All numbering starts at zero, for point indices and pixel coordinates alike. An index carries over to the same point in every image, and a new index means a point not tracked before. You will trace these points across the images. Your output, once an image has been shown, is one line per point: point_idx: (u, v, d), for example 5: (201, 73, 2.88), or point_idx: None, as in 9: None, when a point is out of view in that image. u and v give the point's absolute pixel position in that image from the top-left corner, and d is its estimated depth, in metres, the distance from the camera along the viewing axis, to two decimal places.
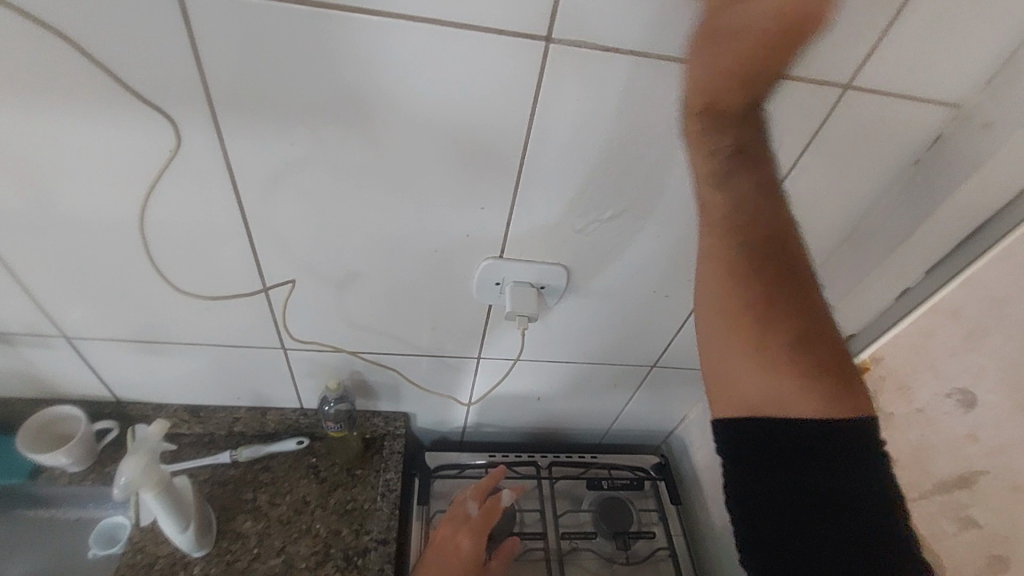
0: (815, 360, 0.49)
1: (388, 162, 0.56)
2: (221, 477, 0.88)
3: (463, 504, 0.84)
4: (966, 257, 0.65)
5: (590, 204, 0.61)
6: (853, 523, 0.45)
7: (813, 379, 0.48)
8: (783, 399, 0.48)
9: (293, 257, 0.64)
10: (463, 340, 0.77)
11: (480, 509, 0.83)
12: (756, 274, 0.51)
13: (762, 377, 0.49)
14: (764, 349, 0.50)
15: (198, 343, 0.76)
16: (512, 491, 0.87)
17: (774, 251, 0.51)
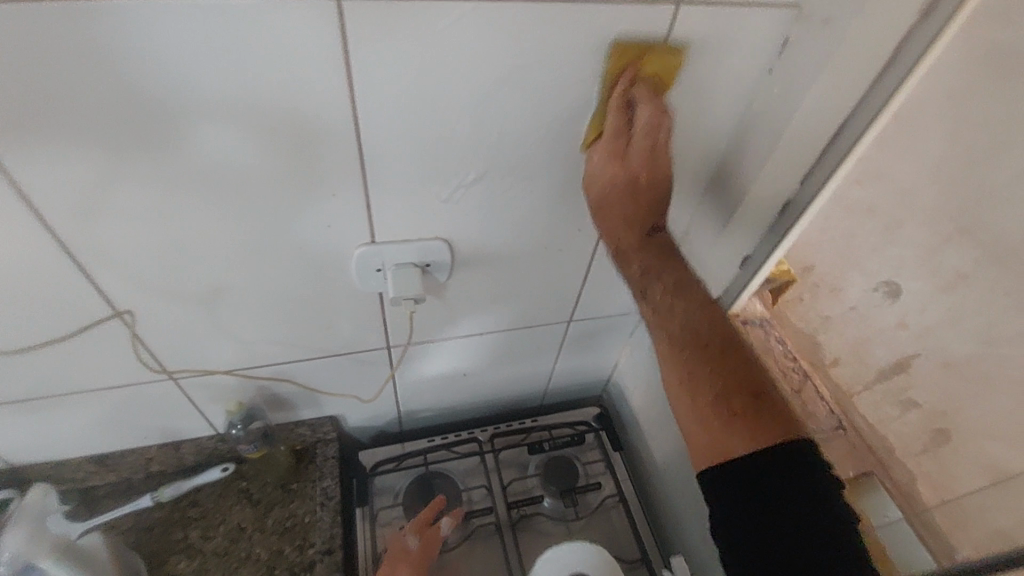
0: (743, 399, 0.59)
1: (211, 163, 0.50)
2: (146, 522, 0.83)
3: (402, 537, 0.79)
4: (839, 152, 0.63)
5: (450, 170, 0.57)
6: (807, 536, 0.52)
7: (747, 421, 0.57)
8: (724, 441, 0.57)
9: (143, 282, 0.59)
10: (367, 333, 0.74)
11: (421, 542, 0.78)
12: (681, 342, 0.62)
13: (698, 422, 0.60)
14: (699, 403, 0.60)
15: (75, 392, 0.70)
16: (450, 518, 0.81)
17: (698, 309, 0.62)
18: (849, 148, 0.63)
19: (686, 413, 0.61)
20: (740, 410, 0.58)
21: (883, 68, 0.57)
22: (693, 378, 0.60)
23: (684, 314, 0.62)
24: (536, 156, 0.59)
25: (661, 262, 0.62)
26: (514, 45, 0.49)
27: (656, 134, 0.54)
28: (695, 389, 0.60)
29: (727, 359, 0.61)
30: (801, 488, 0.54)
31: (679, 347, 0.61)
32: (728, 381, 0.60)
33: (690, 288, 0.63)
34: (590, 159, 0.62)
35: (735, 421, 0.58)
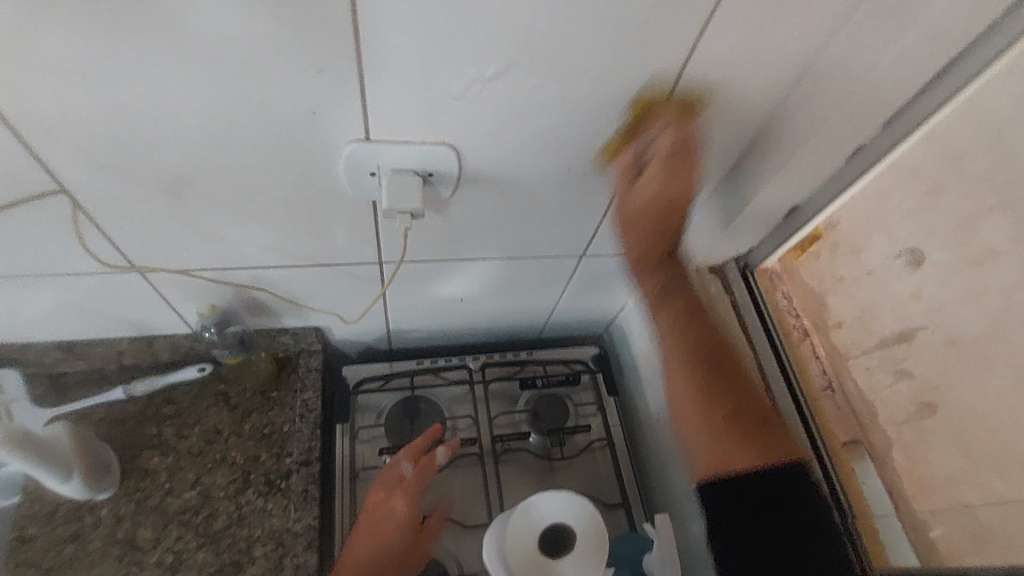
0: (749, 419, 0.64)
1: (166, 17, 0.40)
2: (118, 415, 0.80)
3: (396, 464, 0.75)
4: (942, 94, 0.50)
5: (465, 62, 0.47)
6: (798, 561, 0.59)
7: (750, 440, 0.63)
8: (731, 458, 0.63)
9: (91, 157, 0.50)
10: (355, 244, 0.66)
11: (416, 469, 0.74)
12: (691, 359, 0.66)
13: (704, 433, 0.64)
14: (708, 422, 0.64)
15: (28, 275, 0.63)
16: (448, 446, 0.77)
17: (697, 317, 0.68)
18: (956, 92, 0.50)
19: (703, 441, 0.64)
20: (735, 422, 0.63)
21: (1004, 14, 0.45)
22: (708, 391, 0.65)
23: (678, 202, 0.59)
24: (572, 54, 0.48)
25: (664, 295, 0.68)
26: None
27: (670, 192, 0.57)
28: (711, 405, 0.64)
29: (717, 340, 0.68)
30: (798, 523, 0.61)
31: (705, 378, 0.65)
32: (737, 400, 0.64)
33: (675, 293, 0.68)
34: (637, 66, 0.50)
35: (740, 437, 0.63)
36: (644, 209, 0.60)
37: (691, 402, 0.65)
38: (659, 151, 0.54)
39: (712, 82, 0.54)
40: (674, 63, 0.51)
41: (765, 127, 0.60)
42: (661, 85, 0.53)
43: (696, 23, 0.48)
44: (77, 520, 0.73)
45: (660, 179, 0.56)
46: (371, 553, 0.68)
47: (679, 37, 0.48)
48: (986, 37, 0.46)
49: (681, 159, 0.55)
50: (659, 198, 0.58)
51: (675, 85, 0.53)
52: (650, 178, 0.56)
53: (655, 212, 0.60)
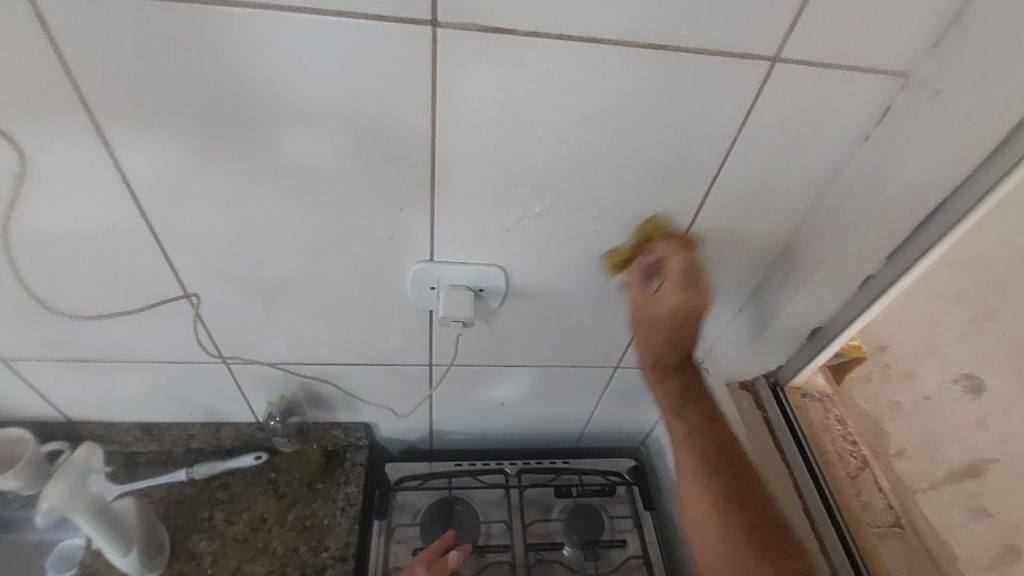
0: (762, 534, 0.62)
1: (295, 166, 0.53)
2: (177, 496, 0.86)
3: (411, 567, 0.76)
4: (941, 228, 0.56)
5: (516, 199, 0.57)
6: None
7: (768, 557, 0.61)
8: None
9: (211, 267, 0.62)
10: (412, 347, 0.74)
11: (430, 572, 0.75)
12: (704, 479, 0.65)
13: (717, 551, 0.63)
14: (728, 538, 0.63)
15: (136, 361, 0.74)
16: (461, 551, 0.77)
17: (704, 431, 0.67)
18: (955, 223, 0.55)
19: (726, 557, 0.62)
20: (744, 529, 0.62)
21: (990, 154, 0.51)
22: (716, 508, 0.64)
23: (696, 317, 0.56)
24: (605, 195, 0.58)
25: (674, 415, 0.67)
26: (598, 81, 0.49)
27: (691, 303, 0.55)
28: (719, 522, 0.63)
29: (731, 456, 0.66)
30: None
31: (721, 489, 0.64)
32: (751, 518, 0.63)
33: (686, 410, 0.67)
34: (662, 204, 0.60)
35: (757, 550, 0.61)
36: (673, 319, 0.57)
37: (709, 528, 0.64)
38: (668, 266, 0.58)
39: (731, 216, 0.62)
40: (692, 202, 0.60)
41: (782, 254, 0.67)
42: (682, 220, 0.62)
43: (710, 168, 0.57)
44: None
45: (682, 291, 0.56)
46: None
47: (696, 182, 0.58)
48: (980, 172, 0.52)
49: (682, 280, 0.56)
50: (681, 310, 0.56)
51: (696, 217, 0.62)
52: (671, 295, 0.56)
53: (678, 326, 0.58)
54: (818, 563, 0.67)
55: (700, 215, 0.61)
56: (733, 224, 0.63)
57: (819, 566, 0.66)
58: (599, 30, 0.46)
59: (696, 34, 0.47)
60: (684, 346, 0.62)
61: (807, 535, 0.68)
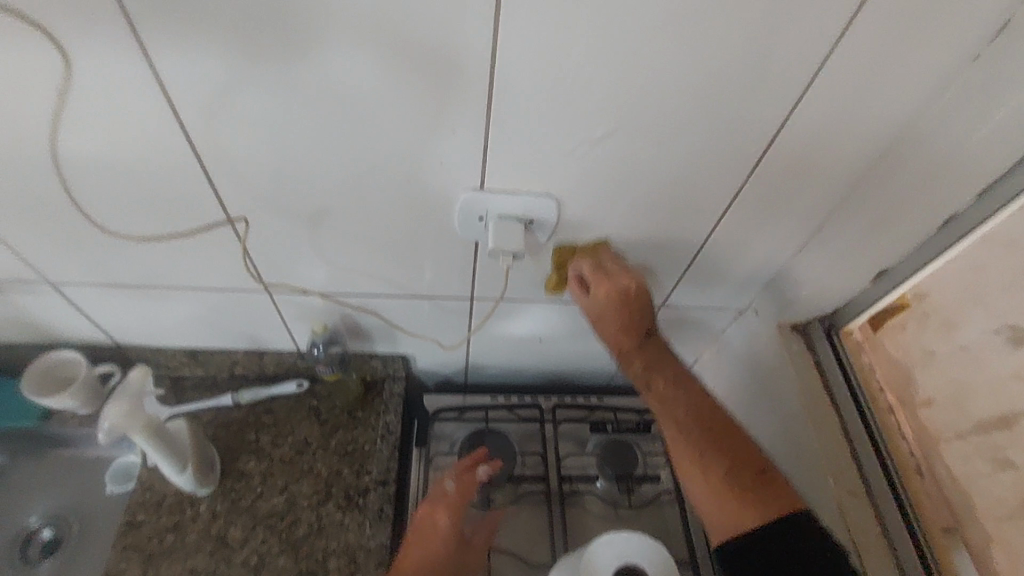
0: (750, 472, 0.61)
1: (344, 82, 0.49)
2: (224, 419, 0.88)
3: (441, 481, 0.78)
4: None
5: (577, 123, 0.53)
6: None
7: (760, 494, 0.59)
8: (741, 514, 0.58)
9: (257, 194, 0.60)
10: (454, 280, 0.73)
11: (458, 485, 0.76)
12: (688, 421, 0.63)
13: (715, 491, 0.60)
14: (711, 473, 0.61)
15: (180, 288, 0.74)
16: (491, 466, 0.79)
17: (681, 371, 0.67)
18: None
19: (712, 484, 0.60)
20: (729, 463, 0.61)
21: None
22: (705, 456, 0.61)
23: (630, 300, 0.63)
24: (672, 121, 0.54)
25: (648, 364, 0.67)
26: None
27: (624, 285, 0.62)
28: (707, 466, 0.61)
29: (712, 399, 0.66)
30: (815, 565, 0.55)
31: (699, 425, 0.63)
32: (733, 455, 0.62)
33: (662, 361, 0.67)
34: (731, 131, 0.55)
35: (751, 489, 0.59)
36: (609, 306, 0.63)
37: (690, 460, 0.62)
38: (589, 273, 0.65)
39: (807, 145, 0.57)
40: (767, 131, 0.56)
41: (858, 192, 0.62)
42: (753, 152, 0.58)
43: (796, 88, 0.52)
44: (179, 511, 0.81)
45: (604, 287, 0.63)
46: (424, 565, 0.71)
47: (774, 108, 0.53)
48: None
49: (610, 274, 0.64)
50: (615, 294, 0.62)
51: (769, 147, 0.57)
52: (601, 292, 0.63)
53: (618, 313, 0.63)
54: (862, 505, 0.67)
55: (774, 144, 0.57)
56: (805, 156, 0.59)
57: (865, 511, 0.67)
58: None
59: None
60: (638, 324, 0.65)
61: (853, 480, 0.68)
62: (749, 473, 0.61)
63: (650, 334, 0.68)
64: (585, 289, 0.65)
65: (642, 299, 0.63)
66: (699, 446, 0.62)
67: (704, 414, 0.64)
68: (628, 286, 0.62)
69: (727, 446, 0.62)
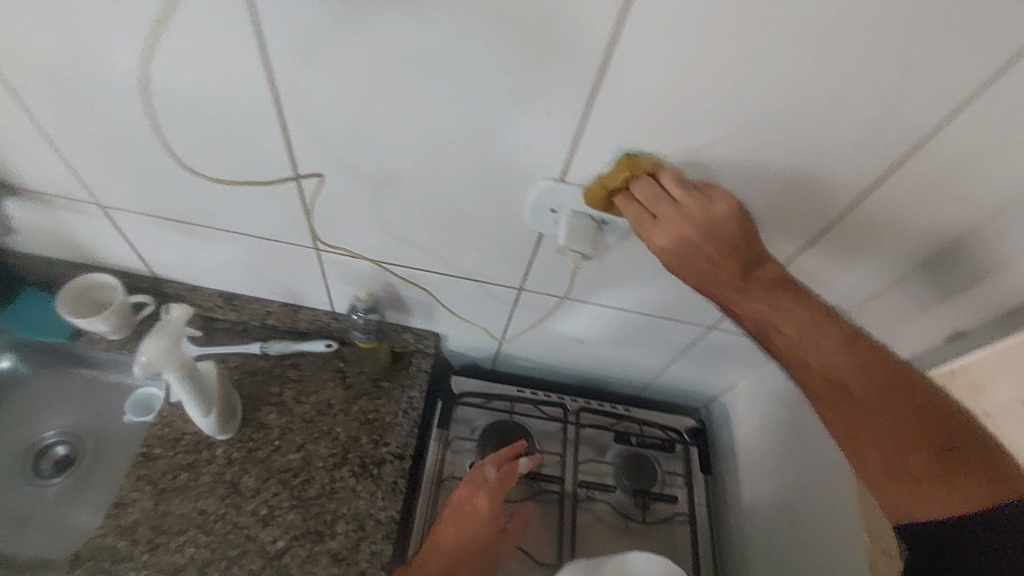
0: (926, 455, 0.45)
1: (448, 51, 0.47)
2: (251, 367, 0.88)
3: (482, 466, 0.79)
4: None
5: (680, 131, 0.51)
6: None
7: (936, 482, 0.45)
8: (911, 502, 0.45)
9: (331, 151, 0.58)
10: (508, 268, 0.71)
11: (500, 474, 0.77)
12: (846, 394, 0.48)
13: (885, 479, 0.47)
14: (875, 451, 0.47)
15: (230, 231, 0.73)
16: (532, 459, 0.80)
17: (820, 331, 0.48)
18: None
19: (883, 459, 0.47)
20: (908, 437, 0.46)
21: None
22: (868, 435, 0.47)
23: (717, 230, 0.49)
24: (778, 140, 0.51)
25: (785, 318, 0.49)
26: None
27: (691, 231, 0.49)
28: (867, 444, 0.47)
29: (870, 362, 0.48)
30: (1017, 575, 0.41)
31: (851, 398, 0.47)
32: (899, 425, 0.46)
33: (797, 309, 0.49)
34: (836, 163, 0.53)
35: (923, 476, 0.45)
36: (678, 243, 0.50)
37: (857, 433, 0.47)
38: (645, 199, 0.52)
39: (919, 188, 0.54)
40: (879, 169, 0.53)
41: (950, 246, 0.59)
42: (855, 186, 0.55)
43: (924, 124, 0.48)
44: (195, 452, 0.80)
45: (671, 215, 0.50)
46: (456, 546, 0.72)
47: (891, 147, 0.51)
48: None
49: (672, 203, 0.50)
50: (683, 233, 0.50)
51: (877, 183, 0.55)
52: (661, 231, 0.50)
53: (685, 257, 0.50)
54: None
55: (880, 183, 0.55)
56: (911, 201, 0.56)
57: None
58: None
59: None
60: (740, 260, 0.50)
61: None
62: (925, 455, 0.45)
63: (753, 275, 0.50)
64: (654, 212, 0.51)
65: (722, 233, 0.50)
66: (852, 425, 0.48)
67: (848, 393, 0.47)
68: (695, 210, 0.50)
69: (899, 417, 0.46)
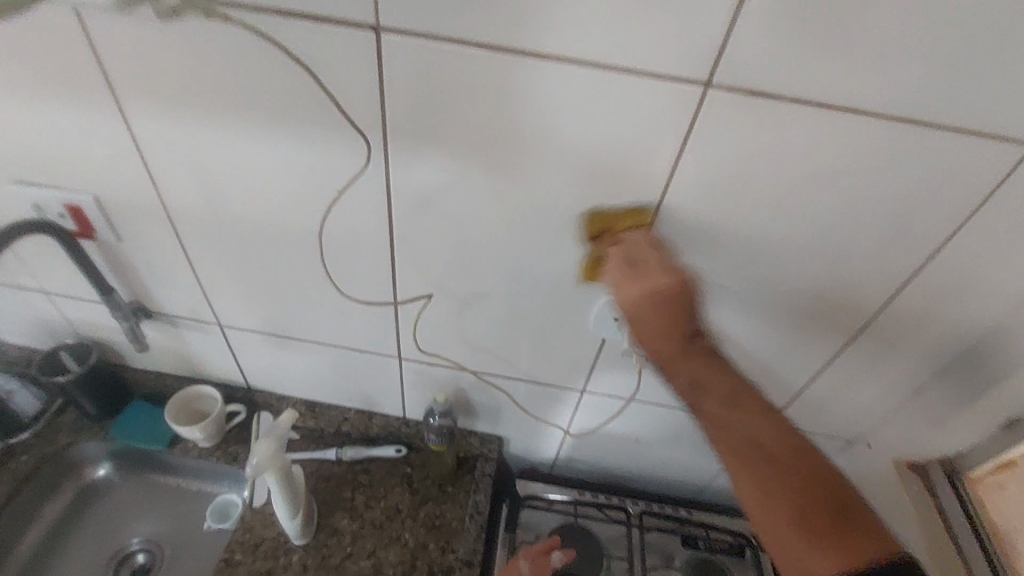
0: (817, 511, 0.50)
1: (533, 196, 0.59)
2: (325, 473, 0.93)
3: (516, 560, 0.79)
4: None
5: (724, 250, 0.61)
6: None
7: (821, 532, 0.50)
8: (804, 553, 0.50)
9: (426, 275, 0.69)
10: (573, 371, 0.78)
11: (533, 568, 0.78)
12: (755, 454, 0.53)
13: (775, 531, 0.52)
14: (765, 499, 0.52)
15: (326, 345, 0.83)
16: (565, 553, 0.81)
17: (737, 396, 0.55)
18: None
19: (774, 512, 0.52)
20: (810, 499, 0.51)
21: None
22: (767, 490, 0.52)
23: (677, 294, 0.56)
24: (808, 255, 0.60)
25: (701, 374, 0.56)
26: (844, 152, 0.51)
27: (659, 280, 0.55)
28: (766, 497, 0.52)
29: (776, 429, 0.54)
30: None
31: (757, 456, 0.53)
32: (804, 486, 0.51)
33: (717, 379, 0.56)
34: (864, 274, 0.61)
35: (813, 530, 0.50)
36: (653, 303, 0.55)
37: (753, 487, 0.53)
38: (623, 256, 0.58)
39: (945, 292, 0.61)
40: (902, 278, 0.61)
41: (989, 342, 0.64)
42: (884, 292, 0.62)
43: (938, 237, 0.57)
44: (274, 558, 0.84)
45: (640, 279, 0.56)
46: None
47: (908, 260, 0.59)
48: None
49: (643, 267, 0.57)
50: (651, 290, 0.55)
51: (905, 287, 0.62)
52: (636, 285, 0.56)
53: (655, 311, 0.56)
54: None
55: (906, 288, 0.62)
56: (941, 303, 0.62)
57: None
58: (855, 102, 0.48)
59: (961, 115, 0.48)
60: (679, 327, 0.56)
61: None
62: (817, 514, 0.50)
63: (695, 343, 0.57)
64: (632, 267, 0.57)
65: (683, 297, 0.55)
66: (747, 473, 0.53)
67: (754, 449, 0.53)
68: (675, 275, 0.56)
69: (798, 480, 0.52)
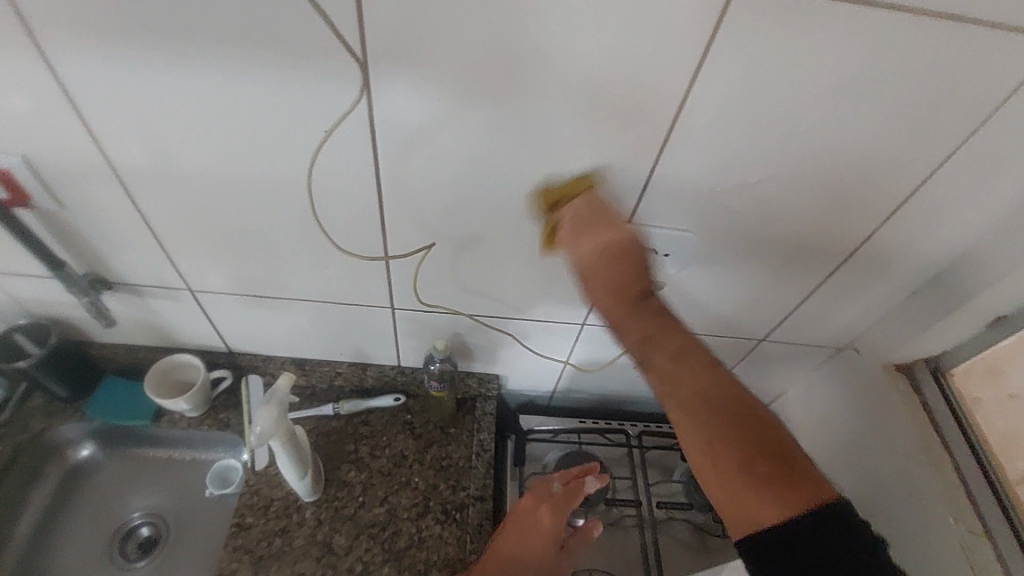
0: (761, 460, 0.48)
1: (532, 124, 0.54)
2: (326, 428, 0.91)
3: (548, 478, 0.81)
4: None
5: (733, 170, 0.58)
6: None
7: (765, 479, 0.47)
8: (745, 502, 0.48)
9: (417, 219, 0.65)
10: (573, 306, 0.77)
11: (565, 488, 0.80)
12: (703, 405, 0.50)
13: (717, 481, 0.49)
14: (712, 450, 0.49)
15: (311, 301, 0.78)
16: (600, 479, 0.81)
17: (686, 347, 0.52)
18: None
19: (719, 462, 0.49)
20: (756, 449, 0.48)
21: None
22: (713, 440, 0.49)
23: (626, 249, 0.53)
24: (817, 169, 0.58)
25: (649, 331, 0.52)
26: (869, 55, 0.48)
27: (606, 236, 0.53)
28: (713, 447, 0.49)
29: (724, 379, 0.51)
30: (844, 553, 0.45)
31: (705, 406, 0.50)
32: (749, 435, 0.49)
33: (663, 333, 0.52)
34: (871, 185, 0.60)
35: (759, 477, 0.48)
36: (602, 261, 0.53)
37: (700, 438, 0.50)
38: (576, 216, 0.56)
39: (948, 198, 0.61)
40: (906, 187, 0.60)
41: (984, 244, 0.65)
42: (889, 202, 0.62)
43: (951, 141, 0.55)
44: (286, 516, 0.83)
45: (592, 236, 0.53)
46: (518, 553, 0.74)
47: (916, 168, 0.58)
48: None
49: (593, 223, 0.55)
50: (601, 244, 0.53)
51: (910, 195, 0.61)
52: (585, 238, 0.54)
53: (606, 266, 0.53)
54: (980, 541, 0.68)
55: (911, 197, 0.61)
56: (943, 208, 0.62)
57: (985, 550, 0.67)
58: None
59: (995, 9, 0.45)
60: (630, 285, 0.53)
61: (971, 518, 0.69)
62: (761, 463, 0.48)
63: (645, 300, 0.53)
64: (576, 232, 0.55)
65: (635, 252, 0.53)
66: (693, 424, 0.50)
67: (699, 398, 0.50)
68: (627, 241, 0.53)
69: (744, 430, 0.49)
